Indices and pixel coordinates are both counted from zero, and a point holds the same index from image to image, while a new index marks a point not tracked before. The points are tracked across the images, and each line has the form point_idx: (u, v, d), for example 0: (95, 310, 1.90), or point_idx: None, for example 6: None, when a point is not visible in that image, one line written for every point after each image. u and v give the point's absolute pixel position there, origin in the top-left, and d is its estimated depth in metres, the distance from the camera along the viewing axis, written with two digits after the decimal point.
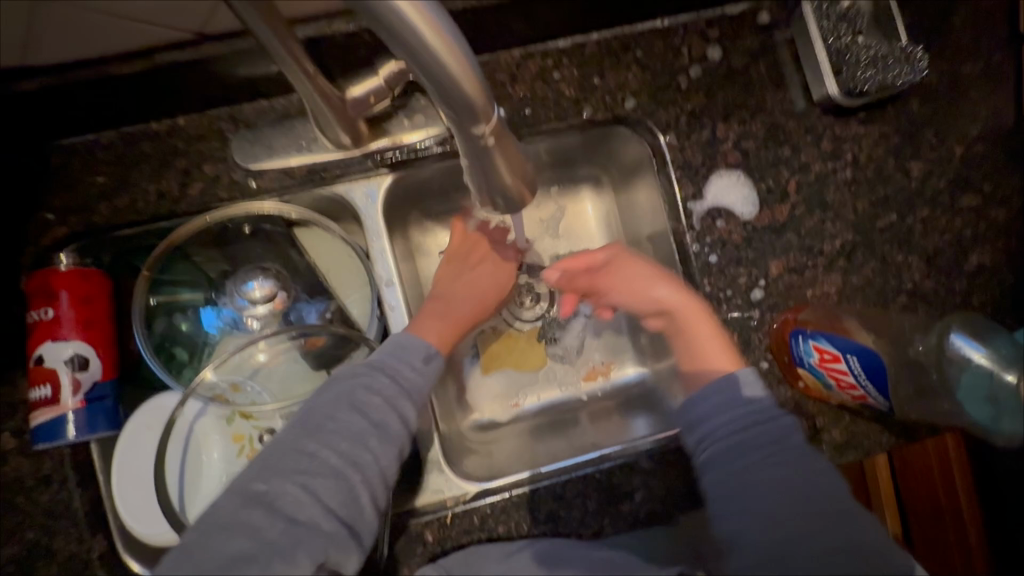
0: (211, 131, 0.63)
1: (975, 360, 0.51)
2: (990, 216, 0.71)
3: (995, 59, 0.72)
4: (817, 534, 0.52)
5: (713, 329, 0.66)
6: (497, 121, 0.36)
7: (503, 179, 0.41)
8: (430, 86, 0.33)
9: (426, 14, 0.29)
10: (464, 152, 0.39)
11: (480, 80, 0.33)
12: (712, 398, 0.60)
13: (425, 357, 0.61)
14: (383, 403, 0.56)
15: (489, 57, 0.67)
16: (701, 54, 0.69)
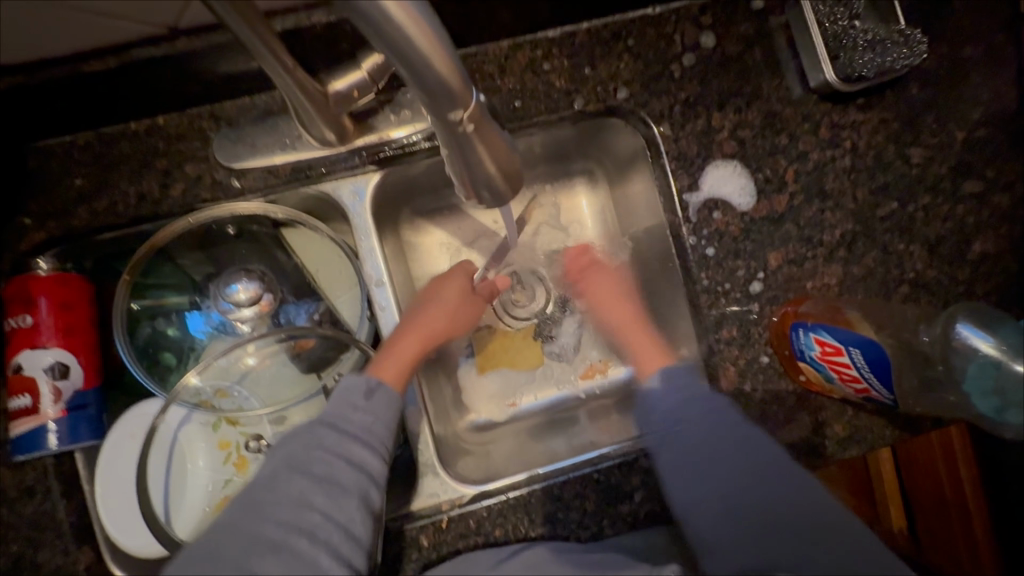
0: (192, 130, 0.61)
1: (982, 350, 0.49)
2: (993, 202, 0.70)
3: (995, 41, 0.70)
4: (775, 508, 0.56)
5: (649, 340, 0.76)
6: (477, 107, 0.35)
7: (487, 171, 0.41)
8: (405, 74, 0.31)
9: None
10: (443, 140, 0.38)
11: (458, 65, 0.32)
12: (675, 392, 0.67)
13: (366, 393, 0.57)
14: (326, 455, 0.53)
15: (477, 49, 0.65)
16: (694, 42, 0.67)
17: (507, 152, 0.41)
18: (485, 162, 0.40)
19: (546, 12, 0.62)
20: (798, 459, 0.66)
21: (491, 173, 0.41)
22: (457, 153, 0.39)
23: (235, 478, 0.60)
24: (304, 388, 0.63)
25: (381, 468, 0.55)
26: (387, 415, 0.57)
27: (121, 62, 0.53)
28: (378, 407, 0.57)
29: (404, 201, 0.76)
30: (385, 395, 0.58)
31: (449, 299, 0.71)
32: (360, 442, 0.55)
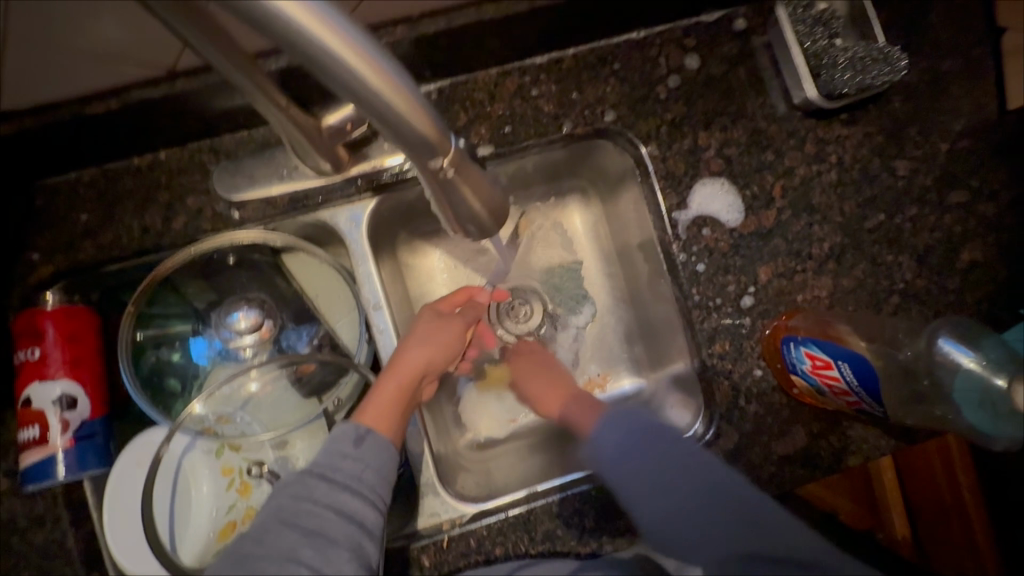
0: (193, 164, 0.63)
1: (964, 364, 0.50)
2: (981, 211, 0.71)
3: (975, 54, 0.72)
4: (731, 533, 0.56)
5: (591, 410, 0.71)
6: (457, 153, 0.37)
7: (471, 206, 0.42)
8: (384, 129, 0.33)
9: (375, 63, 0.29)
10: (427, 184, 0.39)
11: (435, 119, 0.34)
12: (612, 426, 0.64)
13: (356, 440, 0.56)
14: (315, 507, 0.52)
15: (466, 77, 0.67)
16: (679, 64, 0.69)
17: (490, 189, 0.43)
18: (469, 201, 0.42)
19: (532, 41, 0.64)
20: (795, 471, 0.67)
21: (474, 211, 0.43)
22: (440, 194, 0.40)
23: (238, 503, 0.61)
24: (304, 413, 0.65)
25: (373, 517, 0.54)
26: (378, 461, 0.56)
27: (120, 103, 0.55)
28: (368, 454, 0.56)
29: (400, 224, 0.78)
30: (374, 440, 0.57)
31: (427, 324, 0.68)
32: (351, 491, 0.54)
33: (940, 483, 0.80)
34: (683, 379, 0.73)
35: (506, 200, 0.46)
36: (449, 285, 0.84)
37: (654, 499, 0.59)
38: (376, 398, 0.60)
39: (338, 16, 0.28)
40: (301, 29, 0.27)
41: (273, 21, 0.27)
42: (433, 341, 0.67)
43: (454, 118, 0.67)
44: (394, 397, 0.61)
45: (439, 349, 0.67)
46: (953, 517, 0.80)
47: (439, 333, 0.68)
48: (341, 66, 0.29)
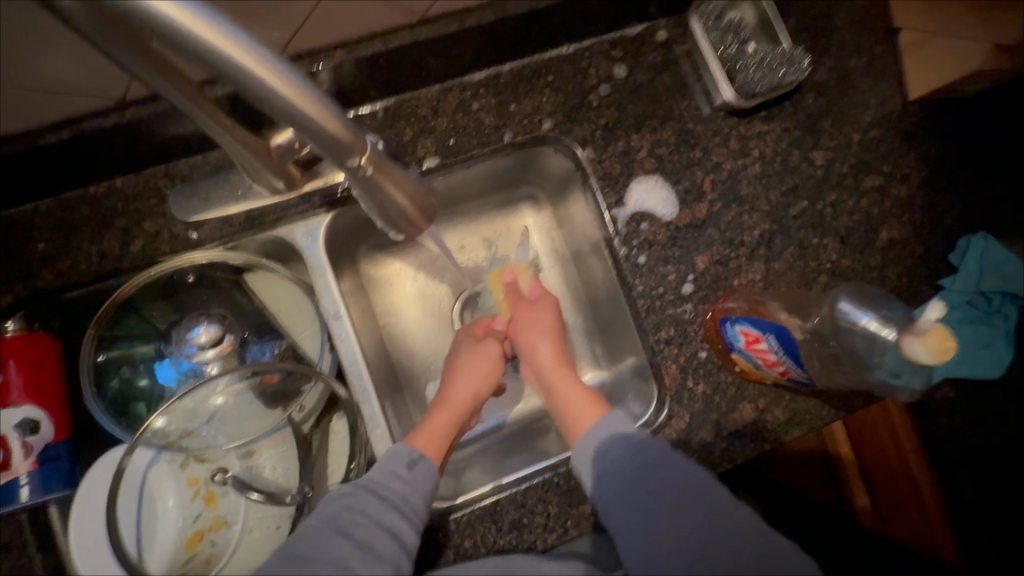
0: (149, 190, 0.66)
1: (865, 325, 0.56)
2: (894, 193, 0.77)
3: (876, 52, 0.79)
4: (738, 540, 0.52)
5: (583, 390, 0.70)
6: (374, 154, 0.43)
7: (394, 201, 0.49)
8: (302, 134, 0.37)
9: (291, 82, 0.34)
10: (350, 182, 0.45)
11: (348, 125, 0.38)
12: (608, 433, 0.62)
13: (408, 464, 0.62)
14: (367, 520, 0.57)
15: (410, 95, 0.72)
16: (608, 73, 0.75)
17: (412, 187, 0.49)
18: (393, 198, 0.48)
19: (468, 58, 0.69)
20: (744, 446, 0.71)
21: (397, 203, 0.49)
22: (366, 192, 0.46)
23: (205, 512, 0.63)
24: (270, 421, 0.67)
25: (413, 539, 0.58)
26: (425, 487, 0.61)
27: (74, 133, 0.57)
28: (418, 478, 0.61)
29: (360, 238, 0.81)
30: (426, 467, 0.62)
31: (472, 354, 0.78)
32: (399, 512, 0.59)
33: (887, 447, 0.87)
34: (639, 369, 0.77)
35: (430, 197, 0.53)
36: (409, 293, 0.88)
37: (647, 537, 0.55)
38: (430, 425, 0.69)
39: (258, 44, 0.32)
40: (223, 55, 0.31)
41: (194, 46, 0.30)
42: (475, 373, 0.76)
43: (400, 134, 0.71)
44: (443, 425, 0.70)
45: (483, 377, 0.76)
46: (903, 480, 0.86)
47: (480, 362, 0.77)
48: (262, 86, 0.33)
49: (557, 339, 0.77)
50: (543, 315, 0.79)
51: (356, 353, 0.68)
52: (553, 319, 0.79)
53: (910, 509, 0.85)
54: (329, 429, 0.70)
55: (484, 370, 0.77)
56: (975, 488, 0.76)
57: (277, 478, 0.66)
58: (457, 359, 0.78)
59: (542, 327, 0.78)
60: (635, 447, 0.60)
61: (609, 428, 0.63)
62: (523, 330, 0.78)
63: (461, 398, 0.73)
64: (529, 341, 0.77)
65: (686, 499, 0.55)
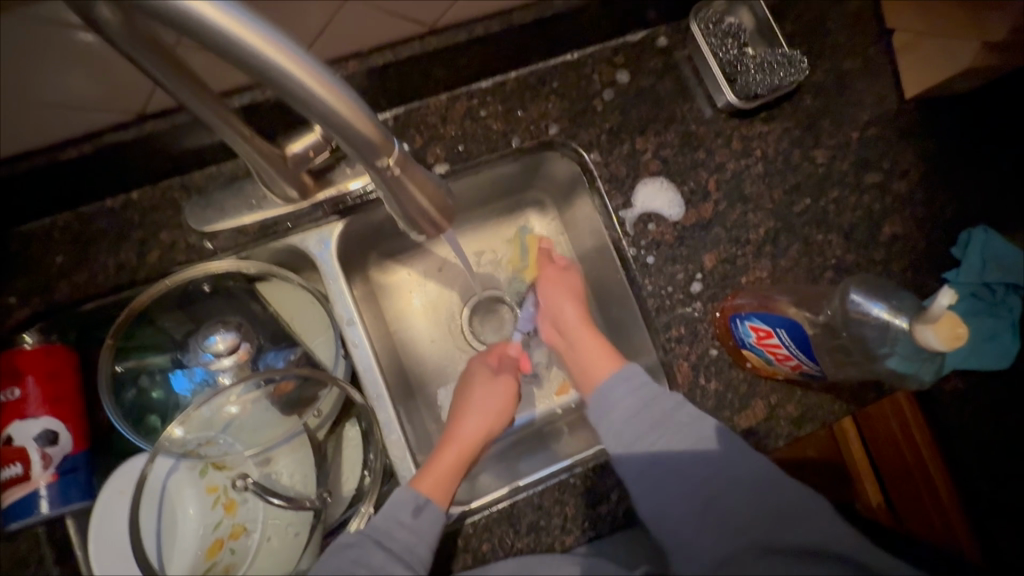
0: (165, 202, 0.67)
1: (876, 314, 0.58)
2: (894, 189, 0.79)
3: (871, 54, 0.81)
4: (754, 507, 0.56)
5: (600, 344, 0.73)
6: (400, 154, 0.44)
7: (416, 201, 0.49)
8: (335, 134, 0.38)
9: (325, 82, 0.35)
10: (376, 182, 0.46)
11: (379, 125, 0.39)
12: (622, 387, 0.65)
13: (414, 510, 0.61)
14: (371, 575, 0.58)
15: (419, 104, 0.73)
16: (611, 79, 0.76)
17: (433, 187, 0.50)
18: (415, 198, 0.49)
19: (475, 67, 0.71)
20: (758, 442, 0.71)
21: (420, 205, 0.50)
22: (389, 193, 0.47)
23: (225, 519, 0.63)
24: (286, 427, 0.67)
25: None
26: (431, 535, 0.61)
27: (94, 147, 0.59)
28: (423, 526, 0.61)
29: (370, 246, 0.82)
30: (432, 514, 0.61)
31: (487, 390, 0.76)
32: (403, 563, 0.59)
33: (901, 442, 0.78)
34: (650, 371, 0.77)
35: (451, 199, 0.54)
36: (419, 301, 0.88)
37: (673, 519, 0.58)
38: (435, 468, 0.65)
39: (300, 50, 0.33)
40: (265, 59, 0.32)
41: (236, 49, 0.31)
42: (487, 411, 0.73)
43: (410, 141, 0.72)
44: (450, 467, 0.66)
45: (494, 416, 0.74)
46: (917, 477, 0.78)
47: (495, 397, 0.75)
48: (299, 88, 0.34)
49: (580, 302, 0.79)
50: (569, 278, 0.82)
51: (371, 360, 0.68)
52: (579, 283, 0.82)
53: (923, 503, 0.77)
54: (342, 437, 0.70)
55: (495, 408, 0.74)
56: (988, 481, 0.77)
57: (295, 484, 0.66)
58: (471, 396, 0.75)
59: (565, 289, 0.80)
60: (645, 399, 0.63)
61: (621, 383, 0.65)
62: (551, 285, 0.81)
63: (470, 438, 0.70)
64: (552, 301, 0.80)
65: (703, 479, 0.58)
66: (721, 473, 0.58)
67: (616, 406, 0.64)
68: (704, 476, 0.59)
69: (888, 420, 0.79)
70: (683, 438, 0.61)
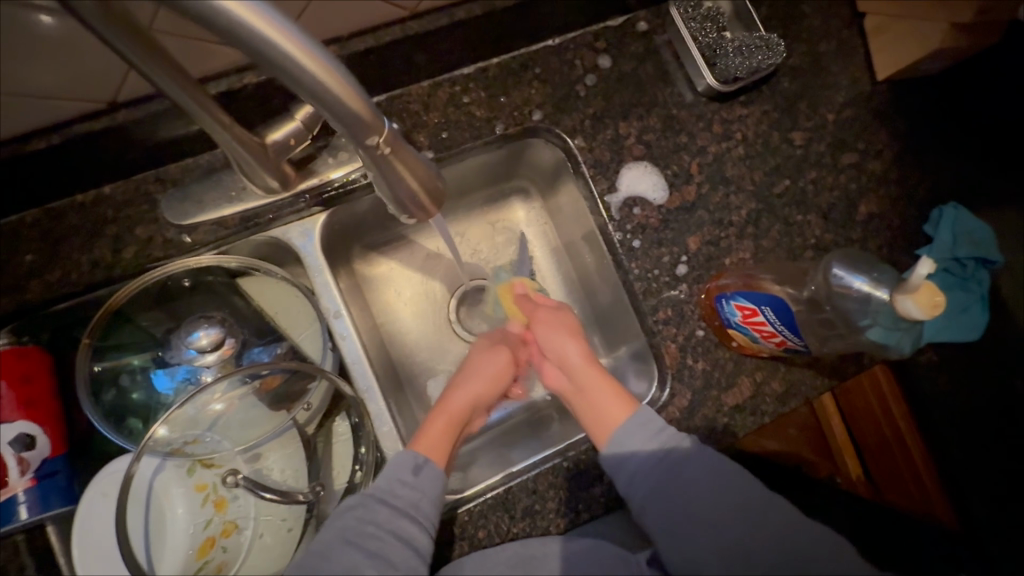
0: (139, 195, 0.65)
1: (858, 288, 0.59)
2: (870, 168, 0.81)
3: (844, 37, 0.83)
4: (744, 523, 0.58)
5: (611, 387, 0.68)
6: (390, 134, 0.43)
7: (407, 181, 0.49)
8: (322, 110, 0.37)
9: (313, 54, 0.34)
10: (366, 162, 0.45)
11: (368, 102, 0.38)
12: (636, 433, 0.63)
13: (414, 469, 0.61)
14: (378, 531, 0.57)
15: (401, 91, 0.72)
16: (593, 64, 0.76)
17: (424, 169, 0.50)
18: (406, 179, 0.48)
19: (457, 52, 0.70)
20: (745, 419, 0.72)
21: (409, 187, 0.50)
22: (380, 174, 0.47)
23: (215, 518, 0.62)
24: (275, 424, 0.66)
25: (427, 544, 0.58)
26: (433, 491, 0.60)
27: (62, 138, 0.57)
28: (424, 483, 0.61)
29: (353, 237, 0.81)
30: (431, 471, 0.61)
31: (484, 358, 0.75)
32: (409, 518, 0.58)
33: (879, 414, 0.81)
34: (638, 353, 0.78)
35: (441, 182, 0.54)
36: (405, 294, 0.88)
37: (669, 526, 0.60)
38: (429, 430, 0.66)
39: (284, 20, 0.32)
40: (249, 28, 0.31)
41: (216, 16, 0.30)
42: (487, 373, 0.74)
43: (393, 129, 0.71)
44: (443, 430, 0.67)
45: (491, 379, 0.74)
46: (897, 450, 0.81)
47: (496, 363, 0.75)
48: (289, 63, 0.33)
49: (581, 343, 0.73)
50: (564, 321, 0.76)
51: (359, 351, 0.68)
52: (574, 324, 0.76)
53: (903, 478, 0.81)
54: (333, 430, 0.69)
55: (495, 373, 0.74)
56: (963, 449, 0.79)
57: (286, 479, 0.64)
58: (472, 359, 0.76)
59: (564, 329, 0.75)
60: (665, 453, 0.62)
61: (638, 427, 0.63)
62: (547, 329, 0.75)
63: (462, 403, 0.70)
64: (552, 342, 0.74)
65: (702, 493, 0.60)
66: (717, 482, 0.60)
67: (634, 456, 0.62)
68: (701, 488, 0.60)
69: (869, 395, 0.81)
70: (684, 462, 0.61)
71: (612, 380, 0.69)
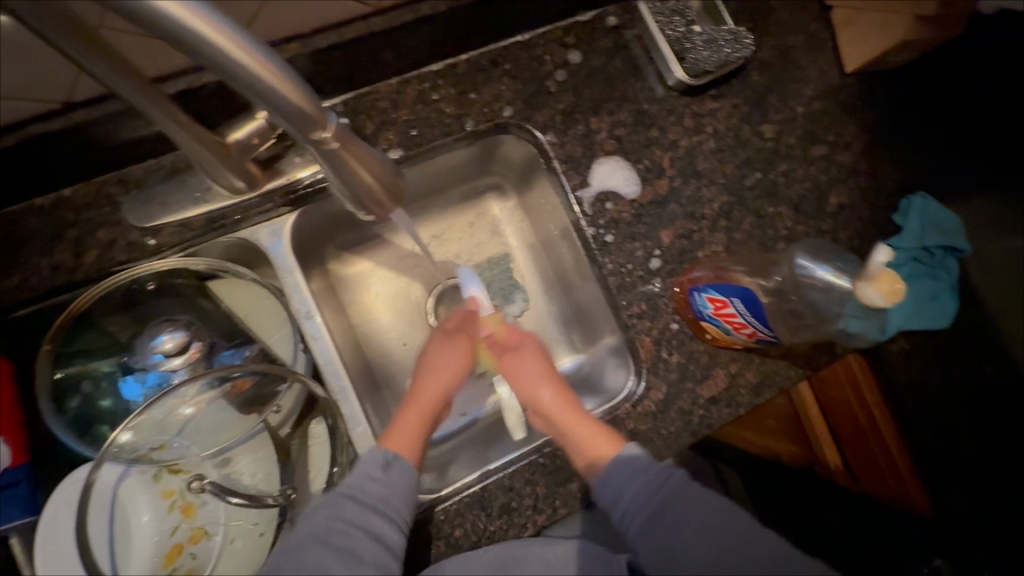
0: (100, 198, 0.64)
1: (825, 277, 0.60)
2: (839, 160, 0.82)
3: (812, 30, 0.84)
4: (731, 541, 0.56)
5: (596, 428, 0.65)
6: (338, 128, 0.43)
7: (360, 176, 0.49)
8: (263, 106, 0.37)
9: (248, 50, 0.33)
10: (315, 156, 0.45)
11: (310, 98, 0.38)
12: (623, 474, 0.61)
13: (384, 465, 0.61)
14: (347, 527, 0.57)
15: (368, 89, 0.71)
16: (563, 60, 0.76)
17: (378, 164, 0.50)
18: (358, 173, 0.48)
19: (425, 47, 0.69)
20: (721, 412, 0.73)
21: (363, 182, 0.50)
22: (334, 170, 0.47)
23: (182, 524, 0.61)
24: (245, 428, 0.65)
25: (398, 540, 0.58)
26: (403, 488, 0.60)
27: (13, 139, 0.55)
28: (394, 478, 0.60)
29: (325, 237, 0.81)
30: (402, 468, 0.61)
31: (443, 348, 0.76)
32: (378, 514, 0.58)
33: (853, 404, 0.86)
34: (614, 348, 0.79)
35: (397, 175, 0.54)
36: (381, 293, 0.87)
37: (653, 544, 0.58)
38: (401, 426, 0.66)
39: (218, 15, 0.31)
40: (178, 23, 0.30)
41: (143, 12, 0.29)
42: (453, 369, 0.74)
43: (361, 127, 0.70)
44: (414, 425, 0.66)
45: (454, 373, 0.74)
46: (871, 439, 0.87)
47: (455, 359, 0.75)
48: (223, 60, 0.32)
49: (555, 384, 0.71)
50: (535, 360, 0.74)
51: (331, 352, 0.67)
52: (544, 361, 0.74)
53: (879, 467, 0.86)
54: (308, 434, 0.67)
55: (456, 368, 0.74)
56: (933, 436, 0.79)
57: (256, 483, 0.64)
58: (429, 354, 0.75)
59: (539, 369, 0.72)
60: (653, 484, 0.60)
61: (628, 467, 0.61)
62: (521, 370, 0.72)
63: (430, 395, 0.70)
64: (530, 382, 0.71)
65: (684, 517, 0.58)
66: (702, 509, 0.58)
67: (624, 495, 0.60)
68: (678, 508, 0.59)
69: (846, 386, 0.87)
70: (665, 487, 0.60)
71: (595, 421, 0.66)
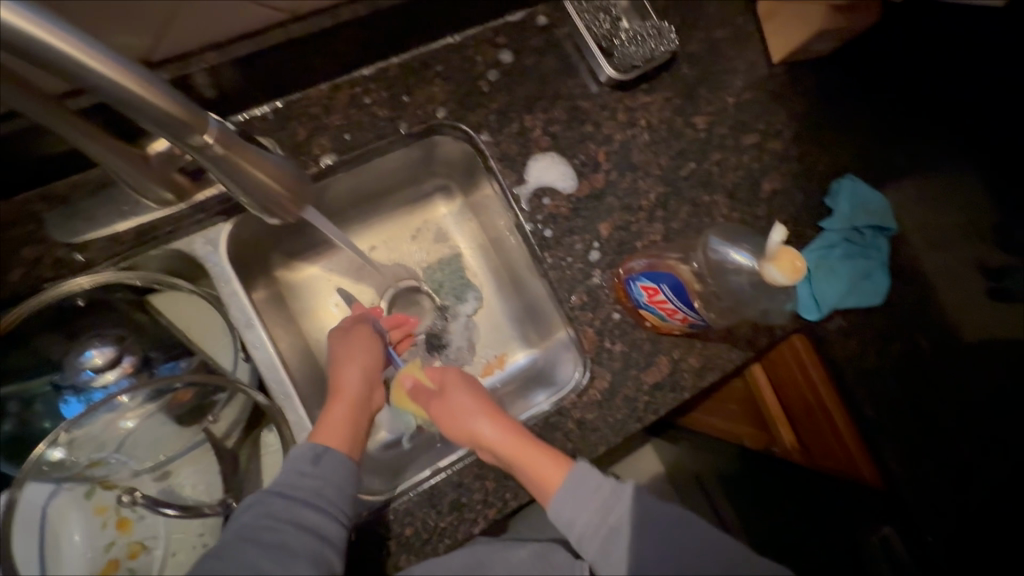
0: (25, 215, 0.63)
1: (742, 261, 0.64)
2: (770, 147, 0.84)
3: (738, 23, 0.86)
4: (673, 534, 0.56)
5: (542, 452, 0.63)
6: (217, 131, 0.46)
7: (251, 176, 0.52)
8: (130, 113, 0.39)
9: (106, 60, 0.35)
10: (202, 161, 0.47)
11: (181, 103, 0.41)
12: (569, 499, 0.60)
13: (314, 458, 0.60)
14: (276, 522, 0.55)
15: (300, 95, 0.72)
16: (494, 59, 0.77)
17: (270, 165, 0.54)
18: (248, 172, 0.51)
19: (353, 51, 0.70)
20: (665, 397, 0.74)
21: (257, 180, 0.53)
22: (225, 174, 0.50)
23: (118, 539, 0.63)
24: (185, 440, 0.66)
25: (335, 531, 0.57)
26: (336, 478, 0.60)
27: None
28: (326, 470, 0.60)
29: (268, 246, 0.80)
30: (332, 457, 0.61)
31: (346, 342, 0.75)
32: (312, 506, 0.57)
33: (800, 381, 0.85)
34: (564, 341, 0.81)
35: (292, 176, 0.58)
36: (332, 299, 0.87)
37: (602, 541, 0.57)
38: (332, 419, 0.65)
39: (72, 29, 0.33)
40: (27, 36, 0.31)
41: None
42: (370, 363, 0.73)
43: (295, 134, 0.71)
44: (343, 418, 0.66)
45: (368, 365, 0.73)
46: (819, 416, 0.84)
47: (361, 353, 0.74)
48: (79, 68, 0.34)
49: (488, 413, 0.68)
50: (463, 393, 0.72)
51: (272, 360, 0.67)
52: (475, 392, 0.72)
53: (825, 439, 0.83)
54: (258, 441, 0.66)
55: (366, 359, 0.74)
56: (875, 407, 0.78)
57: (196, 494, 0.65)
58: (335, 350, 0.74)
59: (469, 404, 0.70)
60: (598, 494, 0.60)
61: (580, 478, 0.61)
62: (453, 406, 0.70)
63: (353, 385, 0.70)
64: (463, 421, 0.68)
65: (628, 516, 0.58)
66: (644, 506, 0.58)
67: (576, 516, 0.59)
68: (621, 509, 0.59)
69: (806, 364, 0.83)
70: (605, 487, 0.60)
71: (540, 445, 0.64)
